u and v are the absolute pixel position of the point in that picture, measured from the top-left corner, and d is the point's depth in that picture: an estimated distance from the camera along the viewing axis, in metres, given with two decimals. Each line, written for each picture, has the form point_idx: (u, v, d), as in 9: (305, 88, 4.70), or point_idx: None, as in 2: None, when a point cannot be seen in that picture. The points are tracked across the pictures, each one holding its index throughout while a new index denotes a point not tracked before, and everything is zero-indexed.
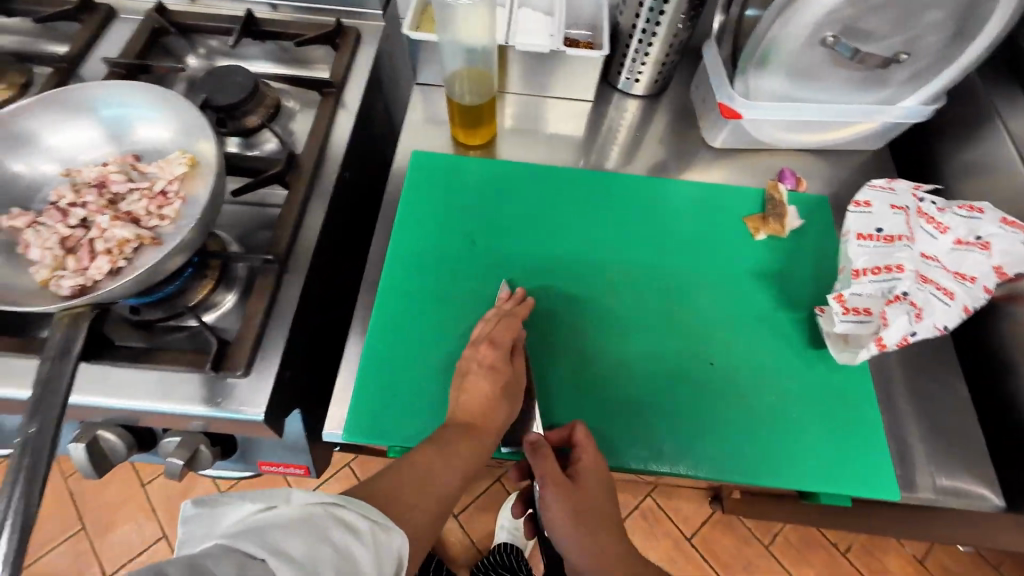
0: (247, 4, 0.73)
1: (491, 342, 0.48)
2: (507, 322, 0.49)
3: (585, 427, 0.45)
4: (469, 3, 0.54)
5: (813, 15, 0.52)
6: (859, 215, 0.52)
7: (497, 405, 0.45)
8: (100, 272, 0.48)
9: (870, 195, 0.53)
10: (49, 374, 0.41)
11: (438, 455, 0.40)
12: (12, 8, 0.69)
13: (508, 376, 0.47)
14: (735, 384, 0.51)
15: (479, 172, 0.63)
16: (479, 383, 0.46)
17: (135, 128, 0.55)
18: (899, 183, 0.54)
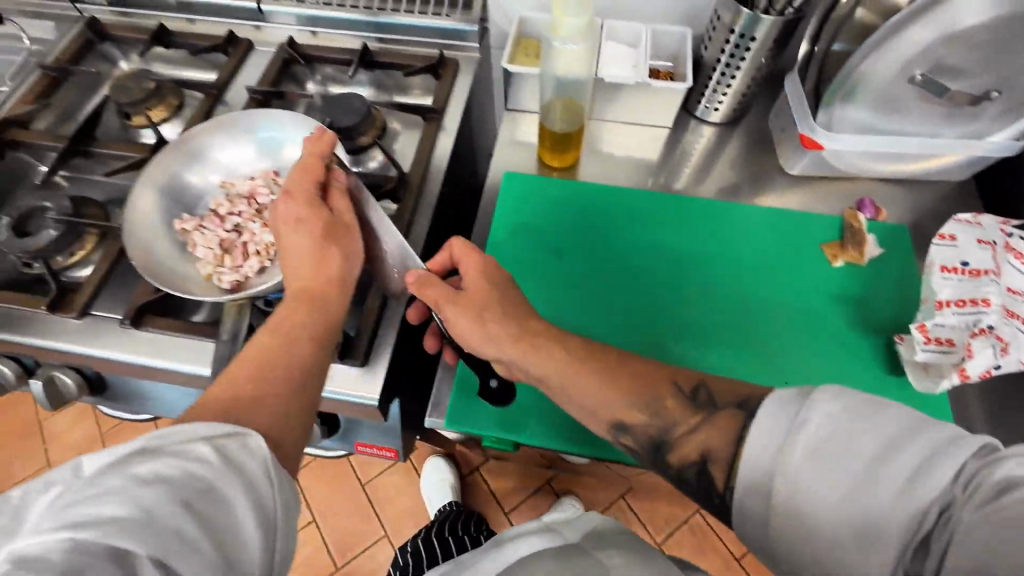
0: (362, 38, 0.83)
1: (288, 195, 0.51)
2: (306, 164, 0.53)
3: (460, 241, 0.53)
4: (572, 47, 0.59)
5: (902, 55, 0.54)
6: (943, 249, 0.53)
7: (325, 244, 0.49)
8: (252, 270, 0.57)
9: (955, 229, 0.54)
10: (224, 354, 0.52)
11: (284, 310, 0.45)
12: (173, 41, 0.83)
13: (329, 217, 0.51)
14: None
15: (564, 192, 0.68)
16: (292, 231, 0.50)
17: (278, 148, 0.65)
18: (987, 219, 0.54)
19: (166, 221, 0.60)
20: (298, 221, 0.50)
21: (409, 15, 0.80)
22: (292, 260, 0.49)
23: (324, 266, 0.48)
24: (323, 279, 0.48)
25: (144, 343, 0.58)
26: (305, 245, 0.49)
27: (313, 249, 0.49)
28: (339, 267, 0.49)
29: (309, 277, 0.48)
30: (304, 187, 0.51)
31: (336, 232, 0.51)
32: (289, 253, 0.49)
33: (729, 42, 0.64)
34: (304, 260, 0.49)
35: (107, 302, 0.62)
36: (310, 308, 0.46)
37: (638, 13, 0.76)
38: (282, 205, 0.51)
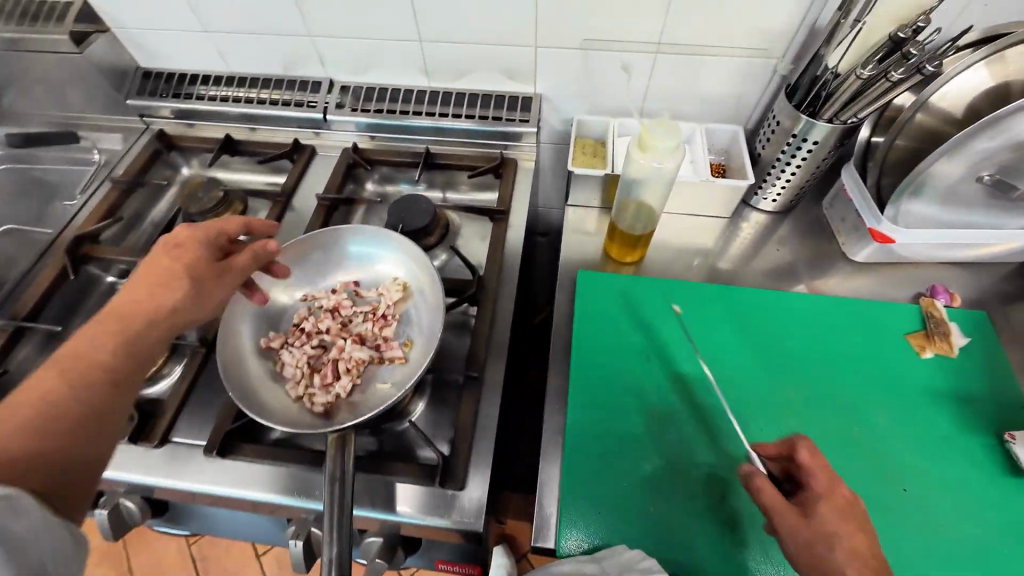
0: (422, 141, 0.87)
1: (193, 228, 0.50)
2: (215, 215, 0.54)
3: (809, 446, 0.48)
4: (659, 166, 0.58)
5: (973, 159, 0.57)
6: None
7: (188, 274, 0.46)
8: (344, 390, 0.56)
9: None
10: (335, 495, 0.47)
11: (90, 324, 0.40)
12: (239, 149, 0.86)
13: (213, 261, 0.49)
14: (932, 514, 0.52)
15: (637, 289, 0.69)
16: (167, 256, 0.47)
17: (359, 261, 0.66)
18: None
19: (255, 341, 0.59)
20: (179, 249, 0.48)
21: (469, 120, 0.84)
22: (145, 278, 0.45)
23: (166, 296, 0.44)
24: (162, 310, 0.44)
25: (229, 469, 0.57)
26: (168, 270, 0.46)
27: (173, 277, 0.45)
28: (190, 310, 0.46)
29: (151, 301, 0.43)
30: (211, 229, 0.51)
31: (207, 271, 0.48)
32: (143, 271, 0.45)
33: (790, 144, 0.68)
34: (151, 281, 0.44)
35: (186, 426, 0.60)
36: (118, 335, 0.41)
37: (688, 112, 0.81)
38: (180, 232, 0.49)
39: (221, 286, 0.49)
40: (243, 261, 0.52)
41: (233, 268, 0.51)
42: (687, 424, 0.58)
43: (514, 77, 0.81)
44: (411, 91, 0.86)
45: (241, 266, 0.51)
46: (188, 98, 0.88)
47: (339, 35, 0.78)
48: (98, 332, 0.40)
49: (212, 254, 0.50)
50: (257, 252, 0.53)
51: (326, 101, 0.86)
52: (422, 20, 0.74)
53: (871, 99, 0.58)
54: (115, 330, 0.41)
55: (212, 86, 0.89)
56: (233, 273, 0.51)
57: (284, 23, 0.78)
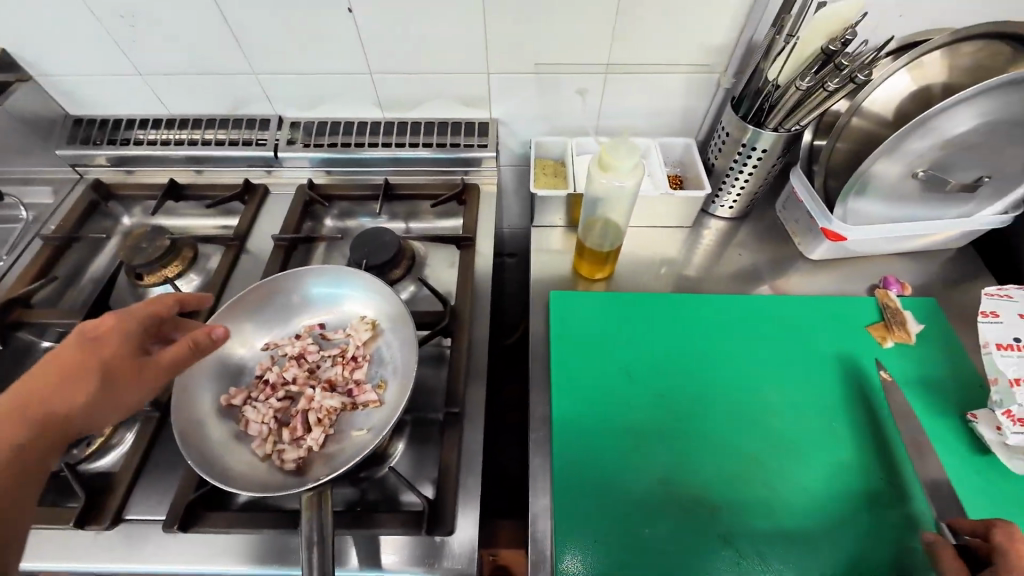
0: (381, 172, 0.86)
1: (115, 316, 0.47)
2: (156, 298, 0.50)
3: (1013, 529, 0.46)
4: (619, 185, 0.59)
5: (907, 156, 0.61)
6: (993, 325, 0.57)
7: (96, 374, 0.43)
8: (317, 442, 0.52)
9: (994, 305, 0.58)
10: (317, 563, 0.43)
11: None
12: (185, 193, 0.82)
13: (130, 355, 0.46)
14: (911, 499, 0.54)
15: (613, 304, 0.69)
16: (77, 350, 0.44)
17: (321, 303, 0.63)
18: (1010, 288, 0.59)
19: (213, 401, 0.55)
20: (98, 342, 0.45)
21: (428, 148, 0.83)
22: (45, 373, 0.42)
23: (63, 398, 0.42)
24: (52, 415, 0.41)
25: (193, 543, 0.52)
26: (73, 367, 0.43)
27: (77, 376, 0.43)
28: (88, 415, 0.43)
29: (41, 403, 0.41)
30: (138, 320, 0.47)
31: (122, 371, 0.45)
32: (46, 363, 0.43)
33: (740, 154, 0.70)
34: (50, 380, 0.42)
35: (141, 502, 0.55)
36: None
37: (641, 128, 0.83)
38: (106, 321, 0.46)
39: (138, 386, 0.45)
40: (175, 354, 0.47)
41: (159, 363, 0.46)
42: (811, 489, 0.54)
43: (469, 104, 0.81)
44: (365, 122, 0.84)
45: (170, 361, 0.47)
46: (125, 145, 0.83)
47: (285, 71, 0.76)
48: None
49: (135, 346, 0.46)
50: (195, 343, 0.48)
51: (276, 138, 0.83)
52: (371, 52, 0.73)
53: (812, 108, 0.61)
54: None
55: (151, 130, 0.84)
56: (160, 370, 0.46)
57: (226, 62, 0.75)
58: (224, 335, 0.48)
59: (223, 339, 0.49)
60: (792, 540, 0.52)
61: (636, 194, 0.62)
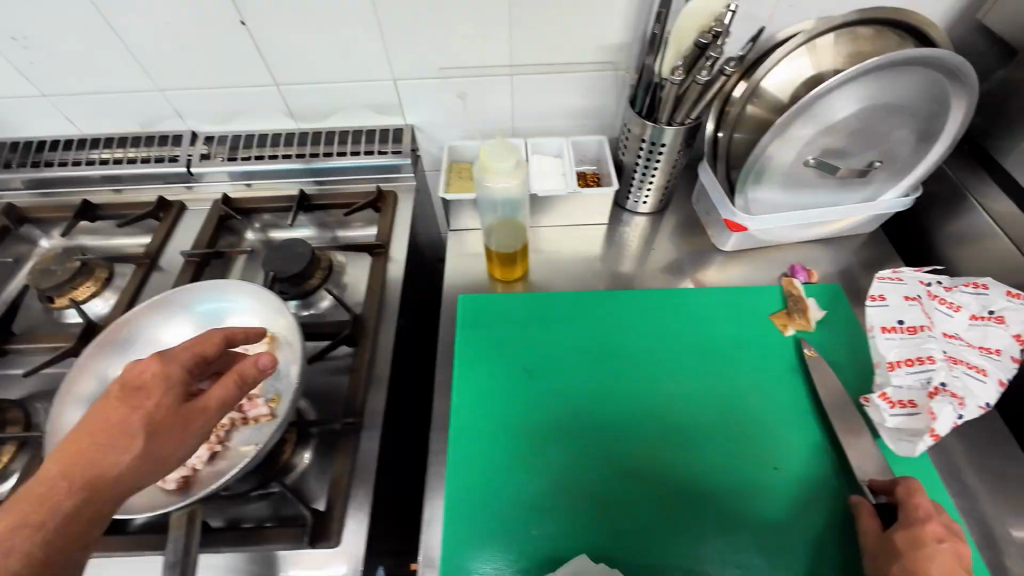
0: (299, 183, 0.85)
1: (159, 357, 0.42)
2: (203, 335, 0.46)
3: (918, 485, 0.50)
4: (503, 185, 0.58)
5: (794, 144, 0.61)
6: (879, 309, 0.60)
7: (142, 428, 0.39)
8: (200, 461, 0.53)
9: (883, 289, 0.61)
10: None
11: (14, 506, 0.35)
12: (99, 213, 0.81)
13: (179, 403, 0.41)
14: (802, 485, 0.54)
15: (522, 307, 0.70)
16: (118, 404, 0.40)
17: (216, 317, 0.61)
18: (903, 270, 0.62)
19: None
20: (138, 390, 0.41)
21: (343, 157, 0.83)
22: (88, 430, 0.39)
23: (110, 457, 0.38)
24: (98, 477, 0.37)
25: None
26: (119, 422, 0.39)
27: (123, 430, 0.39)
28: (140, 474, 0.39)
29: (84, 464, 0.37)
30: (182, 361, 0.43)
31: (170, 422, 0.40)
32: (90, 420, 0.39)
33: (643, 149, 0.70)
34: (96, 441, 0.38)
35: None
36: (35, 510, 0.35)
37: (557, 127, 0.83)
38: (147, 366, 0.42)
39: (186, 437, 0.41)
40: (221, 393, 0.43)
41: (207, 406, 0.42)
42: (704, 480, 0.55)
43: (381, 111, 0.81)
44: (280, 134, 0.84)
45: (219, 400, 0.43)
46: (43, 167, 0.82)
47: (189, 87, 0.76)
48: (10, 511, 0.35)
49: (178, 390, 0.42)
50: (242, 376, 0.44)
51: (189, 153, 0.83)
52: (272, 64, 0.73)
53: (692, 100, 0.63)
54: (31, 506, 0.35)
55: (67, 150, 0.83)
56: (208, 414, 0.42)
57: (127, 80, 0.74)
58: (271, 363, 0.45)
59: (271, 368, 0.45)
60: (683, 531, 0.53)
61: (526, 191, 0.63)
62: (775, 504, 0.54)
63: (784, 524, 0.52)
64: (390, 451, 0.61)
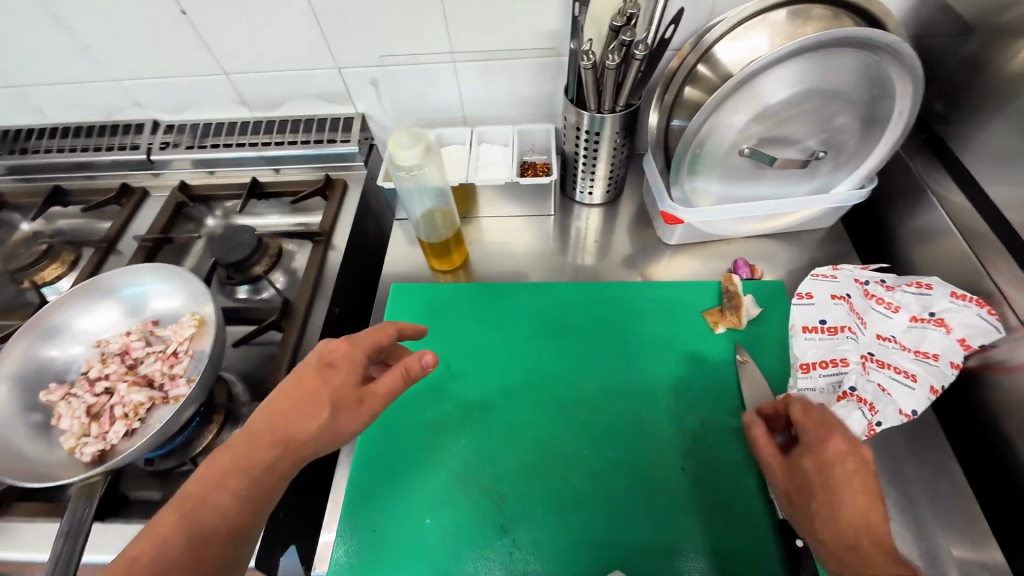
0: (255, 170, 0.87)
1: (348, 338, 0.47)
2: (380, 327, 0.50)
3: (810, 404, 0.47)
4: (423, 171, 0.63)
5: (724, 134, 0.59)
6: (803, 308, 0.57)
7: (327, 402, 0.43)
8: (117, 435, 0.54)
9: (812, 286, 0.58)
10: (61, 550, 0.47)
11: (230, 448, 0.42)
12: (68, 199, 0.84)
13: (357, 382, 0.45)
14: (704, 490, 0.54)
15: (454, 297, 0.71)
16: (316, 375, 0.44)
17: (152, 302, 0.65)
18: (840, 269, 0.59)
19: (27, 399, 0.57)
20: (331, 367, 0.45)
21: (294, 145, 0.84)
22: (289, 396, 0.44)
23: (299, 426, 0.42)
24: (288, 442, 0.42)
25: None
26: (310, 393, 0.43)
27: (312, 403, 0.43)
28: (319, 443, 0.43)
29: (279, 428, 0.42)
30: (364, 345, 0.47)
31: (347, 400, 0.44)
32: (291, 384, 0.44)
33: (581, 138, 0.68)
34: (291, 406, 0.43)
35: None
36: (241, 464, 0.41)
37: (507, 116, 0.82)
38: (338, 347, 0.46)
39: (359, 418, 0.44)
40: (388, 383, 0.46)
41: (377, 393, 0.45)
42: (605, 478, 0.55)
43: (331, 100, 0.82)
44: (235, 122, 0.86)
45: (387, 389, 0.46)
46: (23, 154, 0.86)
47: (145, 77, 0.78)
48: (231, 454, 0.42)
49: (359, 373, 0.46)
50: (407, 371, 0.46)
51: (150, 142, 0.85)
52: (219, 53, 0.74)
53: (612, 89, 0.60)
54: (236, 457, 0.42)
55: (42, 138, 0.87)
56: (376, 399, 0.45)
57: (88, 71, 0.78)
58: (433, 363, 0.46)
59: (433, 366, 0.47)
60: (578, 527, 0.53)
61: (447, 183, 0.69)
62: (674, 504, 0.54)
63: (679, 522, 0.53)
64: None
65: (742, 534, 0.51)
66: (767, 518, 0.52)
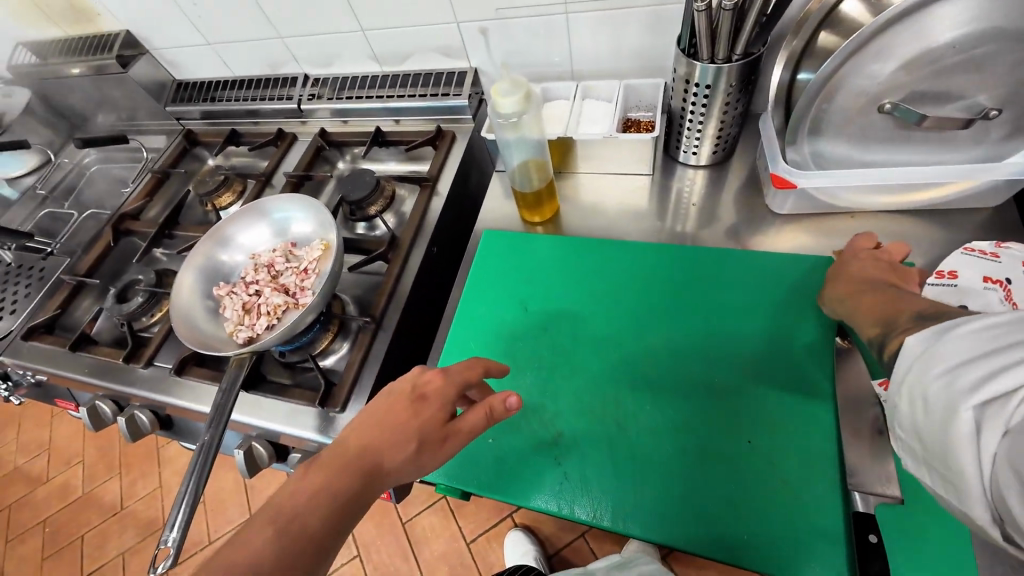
0: (379, 121, 0.97)
1: (442, 371, 0.50)
2: (471, 362, 0.53)
3: (864, 238, 0.57)
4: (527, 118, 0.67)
5: (861, 87, 0.52)
6: (940, 288, 0.54)
7: (414, 436, 0.46)
8: (261, 328, 0.68)
9: (960, 264, 0.55)
10: (220, 402, 0.61)
11: (323, 463, 0.45)
12: (241, 140, 1.03)
13: (444, 419, 0.48)
14: (770, 466, 0.51)
15: (543, 244, 0.73)
16: (409, 404, 0.48)
17: (293, 226, 0.78)
18: (1008, 248, 0.54)
19: (206, 290, 0.74)
20: (423, 400, 0.49)
21: (413, 98, 0.91)
22: (382, 419, 0.47)
23: (389, 452, 0.46)
24: (378, 466, 0.45)
25: (186, 389, 0.74)
26: (402, 420, 0.47)
27: (403, 432, 0.46)
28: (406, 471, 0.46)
29: (369, 452, 0.45)
30: (456, 381, 0.50)
31: (434, 434, 0.47)
32: (385, 410, 0.48)
33: (689, 92, 0.64)
34: (384, 431, 0.46)
35: (167, 354, 0.79)
36: (332, 482, 0.43)
37: (618, 70, 0.80)
38: (432, 380, 0.50)
39: (443, 452, 0.47)
40: (473, 419, 0.48)
41: (461, 429, 0.48)
42: (663, 437, 0.56)
43: (449, 54, 0.87)
44: (367, 76, 0.96)
45: (470, 427, 0.48)
46: (213, 102, 1.07)
47: (302, 34, 0.91)
48: (324, 468, 0.44)
49: (448, 408, 0.49)
50: (491, 410, 0.48)
51: (301, 94, 1.00)
52: (359, 11, 0.83)
53: (727, 34, 0.56)
54: (328, 475, 0.44)
55: (226, 89, 1.06)
56: (460, 435, 0.48)
57: (261, 30, 0.92)
58: (517, 406, 0.48)
59: (515, 410, 0.48)
60: (631, 482, 0.54)
61: (543, 137, 0.71)
62: (735, 478, 0.52)
63: (735, 495, 0.51)
64: (399, 352, 0.72)
65: (809, 526, 0.48)
66: (840, 515, 0.48)
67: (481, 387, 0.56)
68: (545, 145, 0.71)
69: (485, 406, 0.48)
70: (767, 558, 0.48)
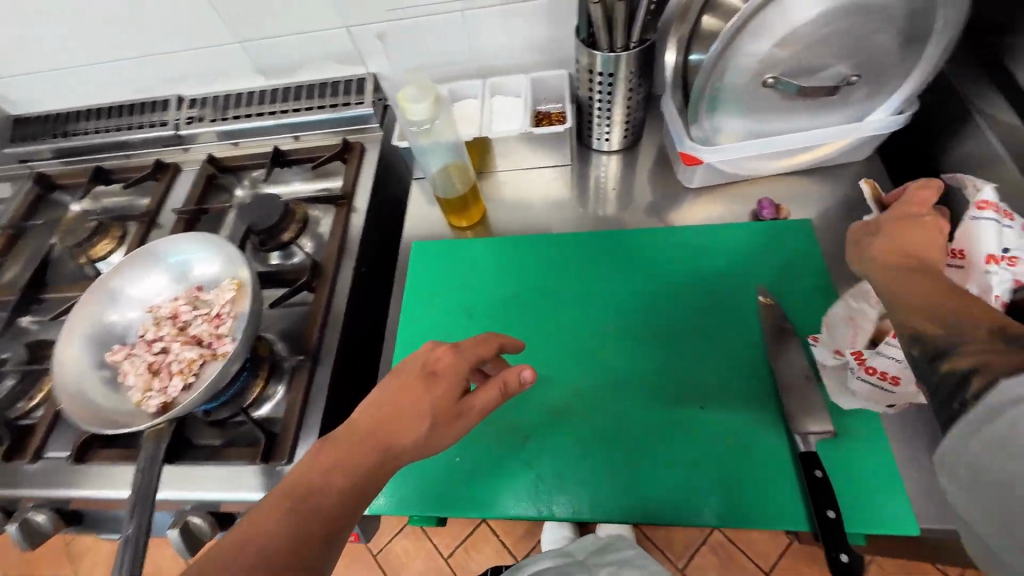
0: (275, 138, 0.89)
1: (453, 346, 0.49)
2: (483, 338, 0.51)
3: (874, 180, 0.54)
4: (438, 122, 0.64)
5: (747, 65, 0.56)
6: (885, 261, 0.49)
7: (427, 412, 0.44)
8: (177, 389, 0.60)
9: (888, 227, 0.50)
10: (142, 479, 0.53)
11: (336, 440, 0.43)
12: (111, 178, 0.89)
13: (457, 394, 0.46)
14: (725, 426, 0.55)
15: (478, 248, 0.72)
16: (422, 381, 0.46)
17: (194, 268, 0.69)
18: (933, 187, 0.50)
19: (97, 358, 0.64)
20: (434, 376, 0.46)
21: (310, 111, 0.85)
22: (397, 397, 0.45)
23: (402, 431, 0.43)
24: (392, 447, 0.42)
25: (93, 475, 0.63)
26: (416, 395, 0.45)
27: (417, 408, 0.44)
28: (420, 451, 0.44)
29: (382, 429, 0.43)
30: (469, 357, 0.49)
31: (449, 412, 0.45)
32: (401, 389, 0.45)
33: (596, 81, 0.66)
34: (396, 407, 0.44)
35: (60, 441, 0.67)
36: (343, 464, 0.41)
37: (521, 64, 0.80)
38: (443, 357, 0.48)
39: (456, 431, 0.45)
40: (486, 398, 0.46)
41: (474, 405, 0.46)
42: (627, 420, 0.57)
43: (343, 61, 0.82)
44: (253, 91, 0.87)
45: (484, 403, 0.46)
46: (66, 137, 0.91)
47: (167, 51, 0.80)
48: (334, 450, 0.42)
49: (461, 386, 0.46)
50: (505, 385, 0.46)
51: (177, 117, 0.88)
52: (231, 21, 0.75)
53: (623, 22, 0.58)
54: (338, 457, 0.41)
55: (81, 121, 0.91)
56: (471, 414, 0.46)
57: (115, 50, 0.80)
58: (531, 378, 0.46)
59: (530, 383, 0.46)
60: (605, 470, 0.55)
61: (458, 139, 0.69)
62: (698, 446, 0.55)
63: (699, 462, 0.54)
64: (343, 386, 0.67)
65: (766, 475, 0.52)
66: (791, 460, 0.52)
67: (494, 361, 0.54)
68: (462, 148, 0.69)
69: (502, 380, 0.46)
70: (736, 514, 0.51)
